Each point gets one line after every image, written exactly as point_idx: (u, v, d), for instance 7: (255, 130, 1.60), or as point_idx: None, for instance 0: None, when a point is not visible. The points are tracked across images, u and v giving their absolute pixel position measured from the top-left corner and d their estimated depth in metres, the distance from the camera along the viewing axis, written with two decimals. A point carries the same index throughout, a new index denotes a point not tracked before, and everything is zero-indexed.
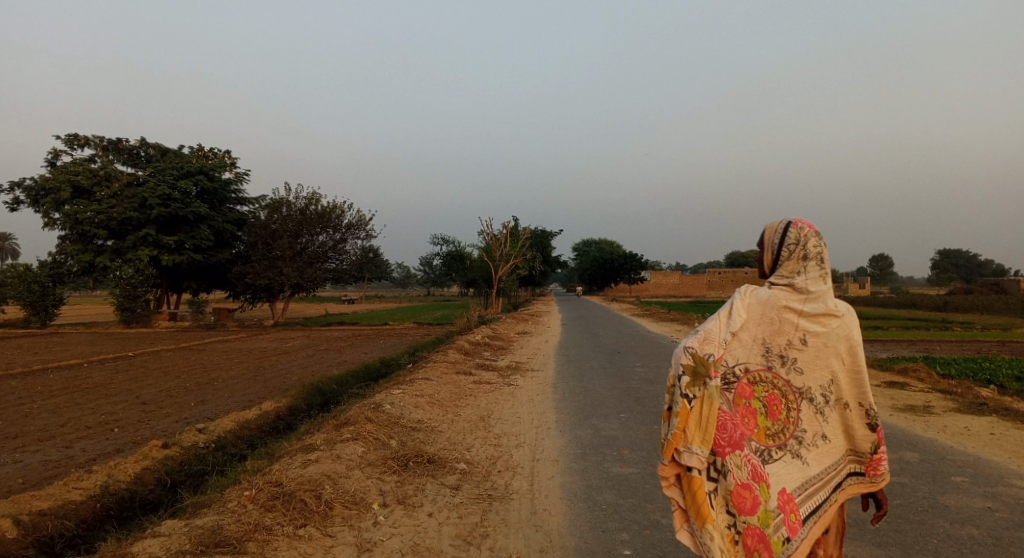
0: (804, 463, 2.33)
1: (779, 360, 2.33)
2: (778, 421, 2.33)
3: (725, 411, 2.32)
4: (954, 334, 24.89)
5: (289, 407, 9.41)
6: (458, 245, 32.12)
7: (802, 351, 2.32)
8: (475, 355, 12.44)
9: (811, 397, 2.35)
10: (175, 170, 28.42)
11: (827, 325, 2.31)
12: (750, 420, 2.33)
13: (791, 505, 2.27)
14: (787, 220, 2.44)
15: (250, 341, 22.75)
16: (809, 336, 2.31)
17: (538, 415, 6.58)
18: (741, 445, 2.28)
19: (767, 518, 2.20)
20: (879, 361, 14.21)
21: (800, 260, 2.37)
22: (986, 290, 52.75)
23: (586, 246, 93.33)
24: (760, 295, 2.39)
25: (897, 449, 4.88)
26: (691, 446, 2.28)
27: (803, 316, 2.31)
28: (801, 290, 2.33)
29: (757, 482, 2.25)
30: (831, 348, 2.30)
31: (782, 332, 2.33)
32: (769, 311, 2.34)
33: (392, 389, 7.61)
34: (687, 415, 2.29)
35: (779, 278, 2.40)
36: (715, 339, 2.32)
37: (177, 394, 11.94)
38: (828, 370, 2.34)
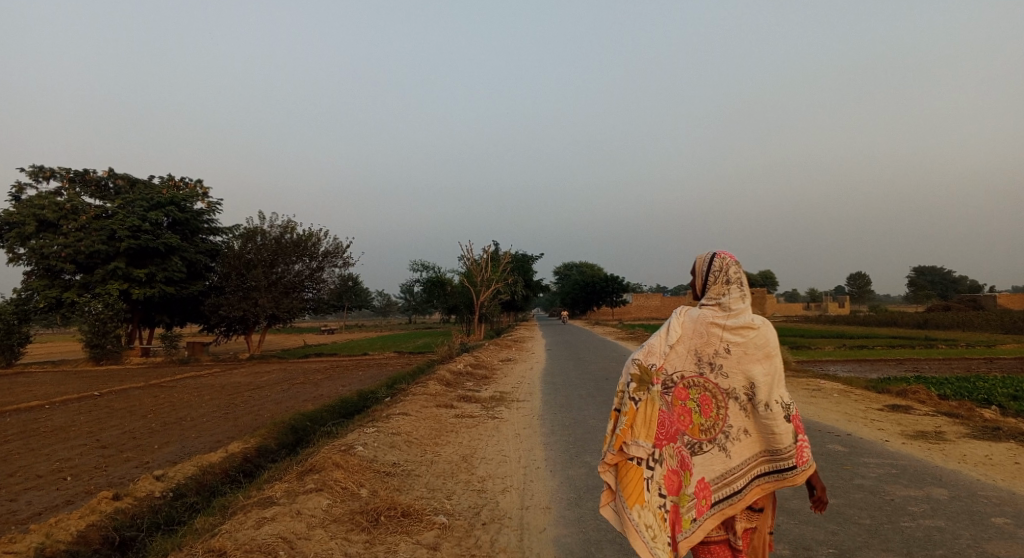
0: (725, 456, 2.57)
1: (709, 367, 2.56)
2: (709, 419, 2.58)
3: (663, 411, 2.59)
4: (937, 351, 25.00)
5: (257, 448, 8.73)
6: (439, 271, 31.45)
7: (728, 358, 2.54)
8: (457, 385, 11.86)
9: (737, 398, 2.57)
10: (145, 200, 27.67)
11: (748, 335, 2.52)
12: (684, 418, 2.60)
13: (706, 493, 2.56)
14: (712, 252, 2.68)
15: (223, 375, 21.82)
16: (732, 346, 2.54)
17: (527, 452, 6.06)
18: (674, 438, 2.60)
19: (687, 500, 2.55)
20: (870, 381, 14.01)
21: (724, 283, 2.60)
22: (960, 306, 53.85)
23: (568, 270, 93.54)
24: (692, 310, 2.61)
25: (923, 485, 4.57)
26: (638, 440, 2.53)
27: (728, 328, 2.53)
28: (726, 307, 2.55)
29: (683, 470, 2.59)
30: (752, 356, 2.51)
31: (709, 344, 2.56)
32: (699, 326, 2.57)
33: (367, 426, 7.03)
34: (635, 414, 2.55)
35: (708, 298, 2.63)
36: (655, 352, 2.57)
37: (140, 436, 11.13)
38: (751, 374, 2.54)
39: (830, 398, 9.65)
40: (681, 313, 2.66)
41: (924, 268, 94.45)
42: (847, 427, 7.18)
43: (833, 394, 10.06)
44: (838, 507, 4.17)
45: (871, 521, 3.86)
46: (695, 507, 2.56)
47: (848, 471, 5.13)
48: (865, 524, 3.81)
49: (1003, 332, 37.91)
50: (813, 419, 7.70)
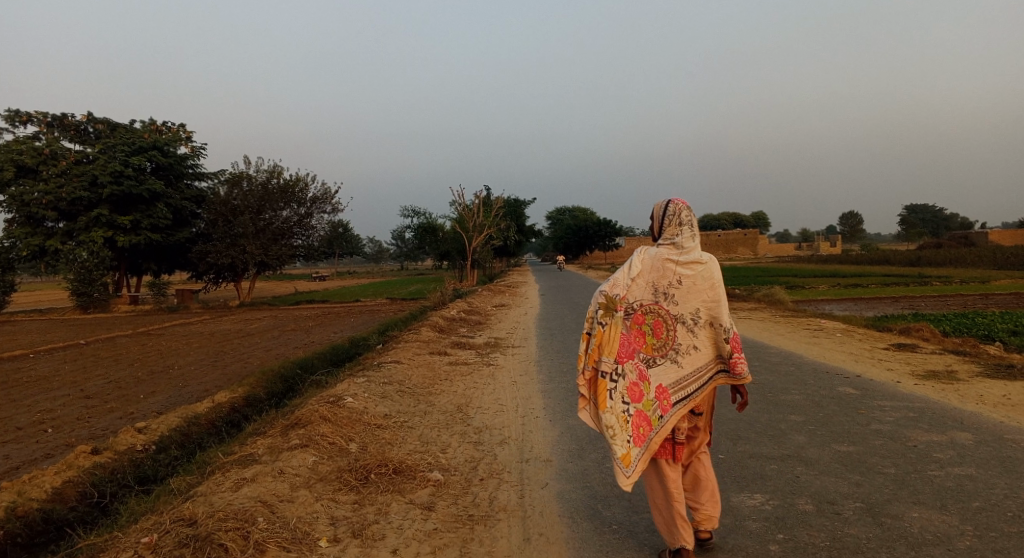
0: (678, 367, 2.81)
1: (664, 296, 2.83)
2: (661, 339, 2.84)
3: (626, 333, 2.82)
4: (931, 289, 24.97)
5: (247, 398, 8.47)
6: (431, 217, 30.73)
7: (680, 290, 2.82)
8: (451, 332, 11.59)
9: (685, 321, 2.84)
10: (126, 145, 26.40)
11: (697, 269, 2.81)
12: (641, 339, 2.84)
13: (666, 396, 2.77)
14: (668, 199, 2.93)
15: (214, 323, 21.50)
16: (683, 278, 2.81)
17: (524, 401, 5.80)
18: (633, 355, 2.82)
19: (650, 404, 2.74)
20: (869, 321, 13.87)
21: (677, 226, 2.84)
22: (952, 244, 53.97)
23: (561, 214, 92.55)
24: (651, 250, 2.88)
25: (946, 429, 4.28)
26: (603, 357, 2.78)
27: (682, 262, 2.80)
28: (679, 246, 2.82)
29: (644, 381, 2.78)
30: (699, 287, 2.80)
31: (665, 276, 2.83)
32: (656, 263, 2.84)
33: (358, 375, 6.71)
34: (602, 336, 2.78)
35: (664, 240, 2.87)
36: (620, 284, 2.83)
37: (126, 385, 10.85)
38: (698, 301, 2.83)
39: (833, 339, 9.41)
40: (641, 252, 2.93)
41: (917, 206, 94.24)
42: (855, 368, 6.94)
43: (836, 335, 9.82)
44: (859, 455, 3.90)
45: (896, 470, 3.57)
46: (658, 409, 2.74)
47: (864, 416, 4.87)
48: (890, 474, 3.52)
49: (995, 269, 37.96)
50: (819, 360, 7.45)
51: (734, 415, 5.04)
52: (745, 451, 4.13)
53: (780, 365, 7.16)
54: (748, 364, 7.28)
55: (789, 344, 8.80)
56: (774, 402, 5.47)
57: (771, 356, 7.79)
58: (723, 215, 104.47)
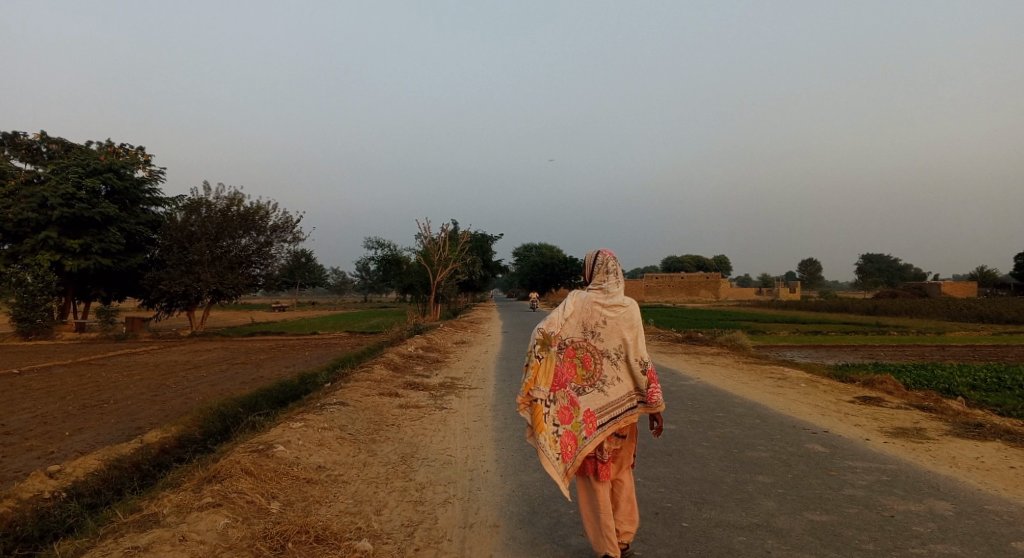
0: (601, 394, 3.33)
1: (591, 333, 3.41)
2: (589, 369, 3.40)
3: (559, 364, 3.41)
4: (890, 339, 25.50)
5: (179, 438, 7.74)
6: (396, 250, 30.11)
7: (604, 328, 3.40)
8: (405, 371, 11.03)
9: (610, 355, 3.40)
10: (80, 166, 25.39)
11: (619, 311, 3.43)
12: (573, 370, 3.40)
13: (592, 419, 3.27)
14: (598, 252, 3.54)
15: (161, 353, 20.32)
16: (607, 318, 3.40)
17: (475, 452, 5.35)
18: (564, 385, 3.38)
19: (577, 425, 3.28)
20: (831, 369, 13.87)
21: (603, 273, 3.43)
22: (906, 294, 56.01)
23: (528, 251, 93.09)
24: (581, 294, 3.48)
25: (923, 497, 4.00)
26: (539, 386, 3.37)
27: (606, 305, 3.41)
28: (605, 291, 3.41)
29: (573, 406, 3.33)
30: (622, 326, 3.38)
31: (593, 316, 3.42)
32: (585, 306, 3.44)
33: (296, 418, 6.16)
34: (538, 367, 3.39)
35: (593, 285, 3.45)
36: (555, 322, 3.40)
37: (51, 421, 9.87)
38: (620, 338, 3.40)
39: (798, 388, 9.23)
40: (575, 296, 3.53)
41: (873, 257, 98.16)
42: (823, 422, 6.71)
43: (800, 384, 9.66)
44: (834, 526, 3.58)
45: (875, 547, 3.25)
46: (584, 429, 3.25)
47: (835, 479, 4.58)
48: (869, 550, 3.20)
49: (949, 319, 39.26)
50: (785, 412, 7.19)
51: (698, 474, 4.67)
52: (711, 518, 3.76)
53: (744, 417, 6.87)
54: (712, 414, 6.97)
55: (754, 394, 8.55)
56: (740, 459, 5.13)
57: (735, 406, 7.51)
58: (688, 258, 106.77)
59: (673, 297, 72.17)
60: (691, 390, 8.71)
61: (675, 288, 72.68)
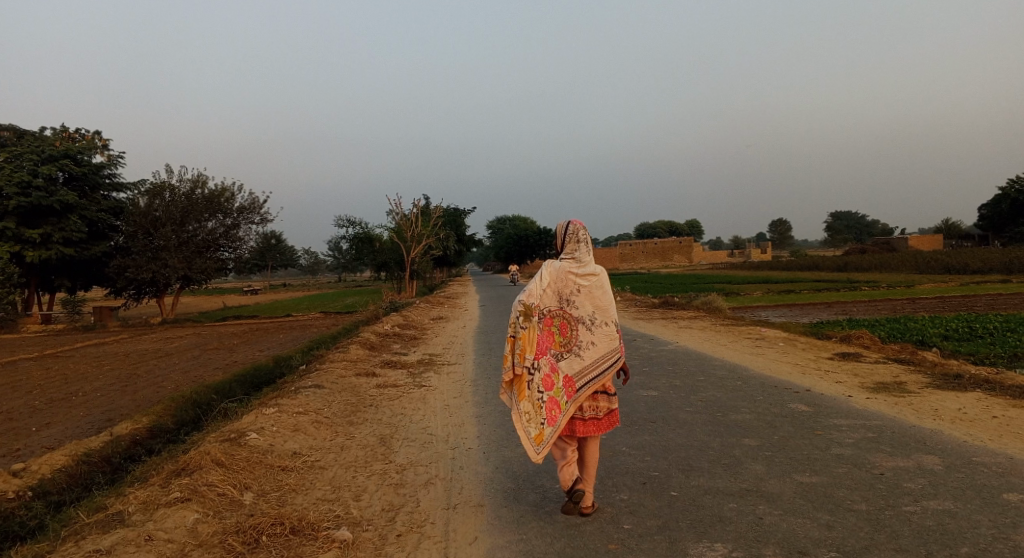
0: (580, 359, 3.40)
1: (568, 302, 3.45)
2: (567, 336, 3.45)
3: (540, 334, 3.41)
4: (861, 294, 26.02)
5: (151, 428, 7.43)
6: (366, 228, 29.56)
7: (580, 296, 3.45)
8: (382, 349, 10.78)
9: (585, 321, 3.47)
10: (35, 153, 24.14)
11: (591, 280, 3.50)
12: (552, 337, 3.43)
13: (571, 384, 3.34)
14: (568, 221, 3.56)
15: (131, 342, 19.71)
16: (581, 286, 3.46)
17: (456, 429, 5.18)
18: (546, 352, 3.40)
19: (560, 391, 3.33)
20: (807, 327, 14.04)
21: (576, 243, 3.47)
22: (875, 249, 57.31)
23: (504, 223, 92.54)
24: (555, 263, 3.49)
25: (911, 453, 3.96)
26: (523, 355, 3.36)
27: (580, 274, 3.46)
28: (577, 261, 3.47)
29: (555, 373, 3.37)
30: (595, 293, 3.47)
31: (567, 285, 3.47)
32: (560, 276, 3.46)
33: (269, 404, 5.90)
34: (521, 338, 3.36)
35: (565, 254, 3.49)
36: (534, 293, 3.37)
37: (14, 417, 9.43)
38: (594, 305, 3.48)
39: (776, 348, 9.23)
40: (548, 265, 3.53)
41: (842, 215, 99.99)
42: (804, 381, 6.70)
43: (779, 344, 9.69)
44: (825, 488, 3.50)
45: (869, 507, 3.18)
46: (566, 393, 3.33)
47: (822, 439, 4.53)
48: (863, 511, 3.12)
49: (916, 272, 40.32)
50: (766, 373, 7.14)
51: (685, 441, 4.56)
52: (700, 485, 3.66)
53: (726, 379, 6.81)
54: (693, 378, 6.89)
55: (735, 356, 8.52)
56: (725, 422, 5.04)
57: (717, 369, 7.46)
58: (664, 224, 107.35)
59: (649, 263, 72.73)
60: (671, 355, 8.64)
61: (651, 254, 73.22)
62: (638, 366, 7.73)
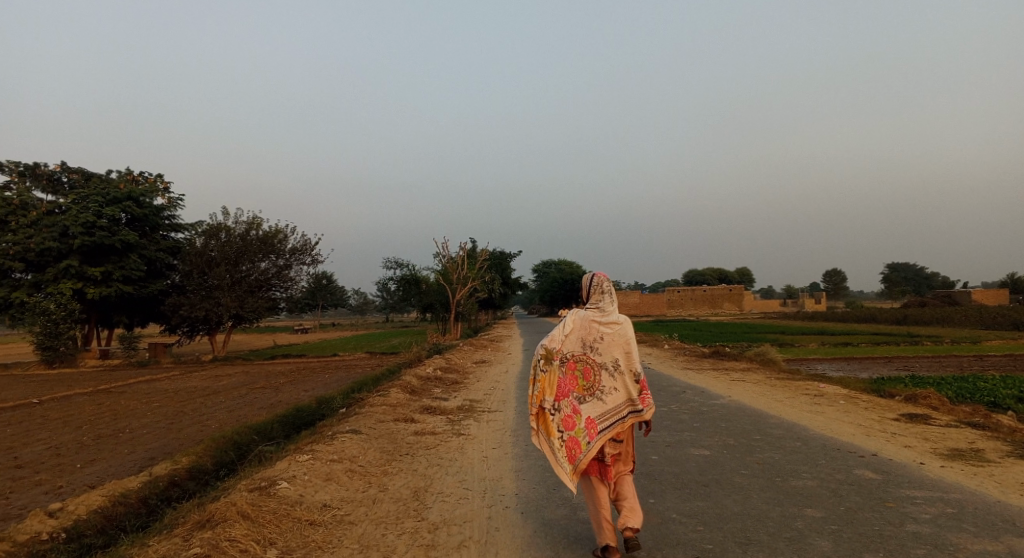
0: (600, 402, 3.69)
1: (590, 348, 3.78)
2: (590, 380, 3.75)
3: (562, 377, 3.76)
4: (926, 349, 24.44)
5: (190, 469, 7.47)
6: (414, 269, 30.08)
7: (602, 343, 3.79)
8: (423, 394, 10.64)
9: (607, 367, 3.79)
10: (101, 195, 25.74)
11: (615, 328, 3.81)
12: (574, 381, 3.75)
13: (593, 425, 3.63)
14: (593, 274, 3.95)
15: (180, 379, 20.25)
16: (603, 333, 3.80)
17: (494, 485, 4.96)
18: (567, 394, 3.74)
19: (581, 431, 3.62)
20: (870, 384, 13.16)
21: (599, 294, 3.83)
22: (935, 302, 54.37)
23: (546, 267, 92.67)
24: (579, 313, 3.86)
25: (999, 536, 3.52)
26: (544, 397, 3.76)
27: (603, 322, 3.80)
28: (601, 310, 3.83)
29: (576, 414, 3.68)
30: (617, 341, 3.78)
31: (591, 332, 3.81)
32: (583, 323, 3.82)
33: (304, 449, 5.83)
34: (543, 379, 3.75)
35: (590, 304, 3.86)
36: (557, 339, 3.76)
37: (64, 453, 9.69)
38: (616, 352, 3.78)
39: (838, 407, 8.63)
40: (574, 314, 3.90)
41: (898, 265, 95.85)
42: (869, 444, 6.20)
43: (840, 401, 9.08)
44: None
45: None
46: (586, 434, 3.60)
47: (893, 512, 4.11)
48: None
49: (984, 328, 37.86)
50: (827, 434, 6.66)
51: (740, 508, 4.24)
52: None
53: (783, 439, 6.37)
54: (748, 437, 6.49)
55: (791, 413, 8.01)
56: (783, 489, 4.66)
57: (772, 428, 7.00)
58: (710, 271, 105.15)
59: (696, 310, 70.87)
60: (723, 410, 8.21)
61: (697, 301, 71.55)
62: (687, 422, 7.35)
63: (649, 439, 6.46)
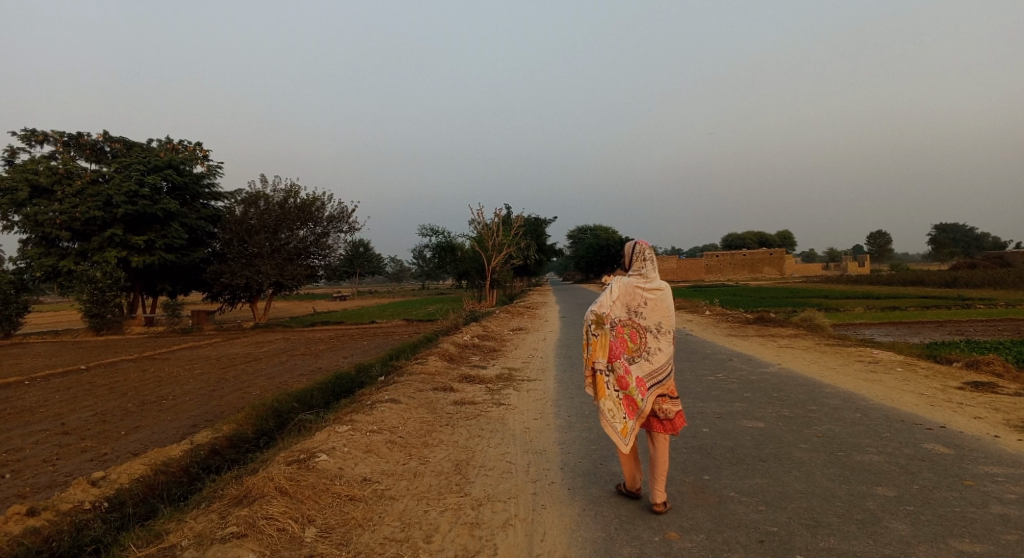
0: (650, 362, 3.72)
1: (635, 313, 3.80)
2: (637, 343, 3.78)
3: (612, 341, 3.74)
4: (981, 313, 23.28)
5: (230, 438, 7.58)
6: (449, 236, 30.03)
7: (647, 308, 3.79)
8: (460, 362, 10.58)
9: (652, 331, 3.81)
10: (142, 163, 26.18)
11: (657, 294, 3.82)
12: (622, 344, 3.76)
13: (643, 384, 3.69)
14: (635, 240, 3.90)
15: (222, 346, 20.81)
16: (648, 298, 3.80)
17: (537, 459, 4.78)
18: (619, 357, 3.73)
19: (632, 392, 3.68)
20: (926, 349, 12.51)
21: (642, 260, 3.79)
22: (988, 264, 51.81)
23: (580, 233, 91.67)
24: (623, 279, 3.84)
25: None
26: (598, 359, 3.72)
27: (646, 288, 3.80)
28: (645, 276, 3.81)
29: (628, 376, 3.70)
30: (662, 305, 3.79)
31: (635, 298, 3.81)
32: (628, 290, 3.80)
33: (343, 419, 5.78)
34: (595, 343, 3.71)
35: (633, 271, 3.84)
36: (605, 304, 3.72)
37: (111, 419, 10.02)
38: (661, 316, 3.80)
39: (896, 374, 8.16)
40: (617, 280, 3.87)
41: (948, 226, 91.39)
42: (936, 415, 5.78)
43: (898, 369, 8.60)
44: None
45: None
46: (638, 393, 3.69)
47: (974, 492, 3.75)
48: None
49: None
50: (889, 405, 6.23)
51: (802, 487, 3.94)
52: (829, 547, 3.06)
53: (841, 410, 5.99)
54: (804, 408, 6.13)
55: (847, 382, 7.57)
56: (848, 465, 4.34)
57: (828, 398, 6.63)
58: (747, 234, 102.46)
59: (733, 275, 69.26)
60: (774, 379, 7.83)
61: (734, 266, 69.90)
62: (736, 392, 7.03)
63: (697, 411, 6.18)
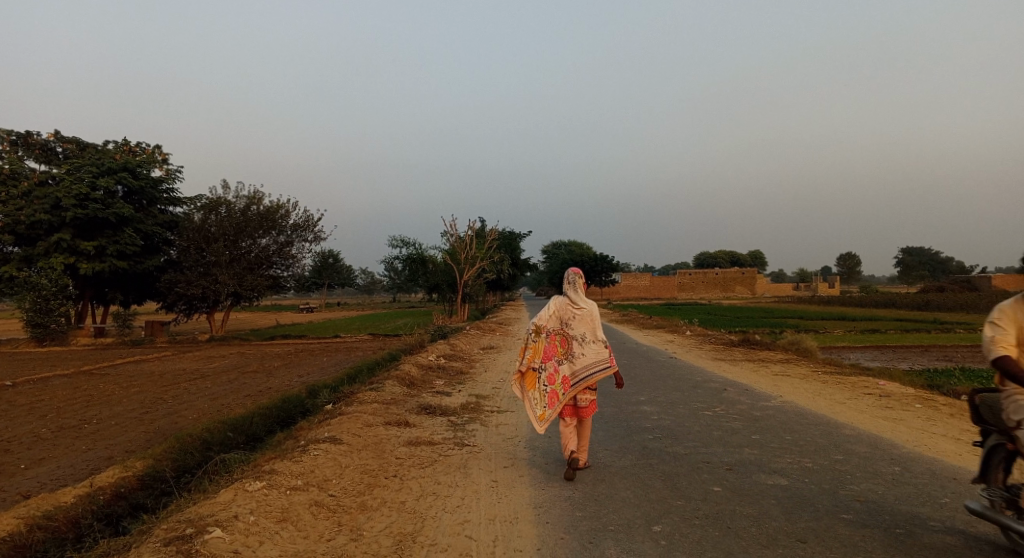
0: (573, 364, 4.40)
1: (565, 325, 4.53)
2: (565, 348, 4.47)
3: (546, 346, 4.55)
4: (959, 337, 22.93)
5: (142, 478, 6.24)
6: (420, 248, 28.58)
7: (575, 319, 4.50)
8: (423, 387, 9.42)
9: (580, 338, 4.47)
10: (95, 166, 24.42)
11: (584, 308, 4.50)
12: (553, 349, 4.52)
13: (566, 383, 4.37)
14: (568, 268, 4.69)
15: (171, 361, 19.09)
16: (575, 312, 4.50)
17: (510, 537, 3.60)
18: (549, 358, 4.50)
19: (557, 387, 4.40)
20: (925, 378, 11.69)
21: (571, 284, 4.55)
22: (953, 288, 52.56)
23: (555, 248, 91.36)
24: (560, 298, 4.61)
25: None
26: (534, 361, 4.57)
27: (575, 303, 4.51)
28: (575, 295, 4.52)
29: (554, 375, 4.44)
30: (587, 317, 4.47)
31: (567, 312, 4.53)
32: (561, 306, 4.55)
33: (262, 470, 4.55)
34: (533, 349, 4.59)
35: (566, 291, 4.59)
36: (541, 317, 4.58)
37: (14, 449, 8.52)
38: (585, 327, 4.47)
39: (913, 411, 7.24)
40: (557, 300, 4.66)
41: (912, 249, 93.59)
42: (988, 471, 4.77)
43: (912, 404, 7.69)
44: None
45: None
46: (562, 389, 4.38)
47: None
48: None
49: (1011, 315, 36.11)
50: (926, 454, 5.23)
51: None
52: None
53: (874, 463, 4.97)
54: (828, 459, 5.11)
55: (865, 421, 6.57)
56: (918, 549, 3.25)
57: (851, 443, 5.62)
58: (720, 254, 103.78)
59: (708, 294, 69.34)
60: (780, 416, 6.85)
61: (708, 284, 70.00)
62: (740, 434, 6.02)
63: (702, 461, 5.12)
